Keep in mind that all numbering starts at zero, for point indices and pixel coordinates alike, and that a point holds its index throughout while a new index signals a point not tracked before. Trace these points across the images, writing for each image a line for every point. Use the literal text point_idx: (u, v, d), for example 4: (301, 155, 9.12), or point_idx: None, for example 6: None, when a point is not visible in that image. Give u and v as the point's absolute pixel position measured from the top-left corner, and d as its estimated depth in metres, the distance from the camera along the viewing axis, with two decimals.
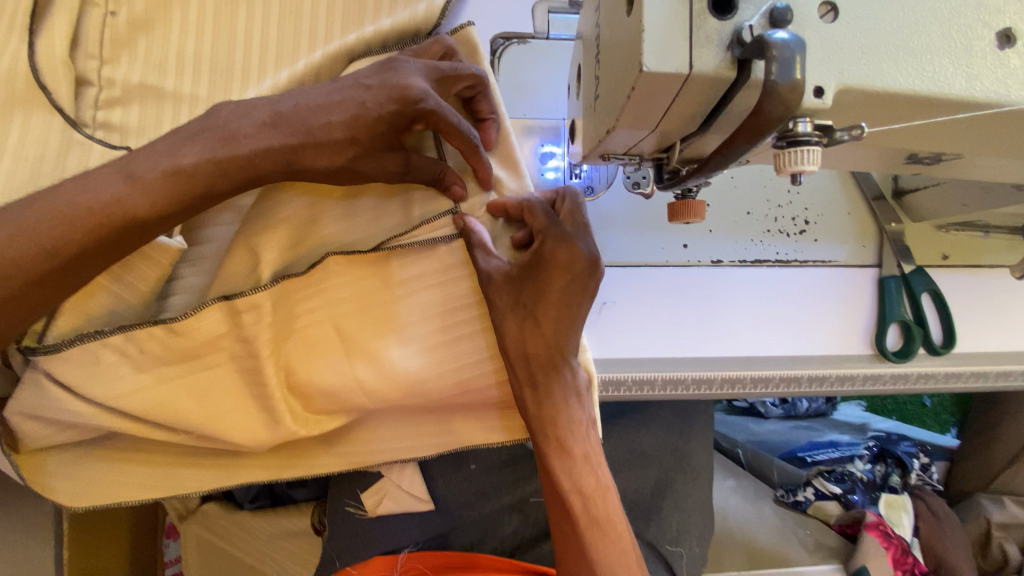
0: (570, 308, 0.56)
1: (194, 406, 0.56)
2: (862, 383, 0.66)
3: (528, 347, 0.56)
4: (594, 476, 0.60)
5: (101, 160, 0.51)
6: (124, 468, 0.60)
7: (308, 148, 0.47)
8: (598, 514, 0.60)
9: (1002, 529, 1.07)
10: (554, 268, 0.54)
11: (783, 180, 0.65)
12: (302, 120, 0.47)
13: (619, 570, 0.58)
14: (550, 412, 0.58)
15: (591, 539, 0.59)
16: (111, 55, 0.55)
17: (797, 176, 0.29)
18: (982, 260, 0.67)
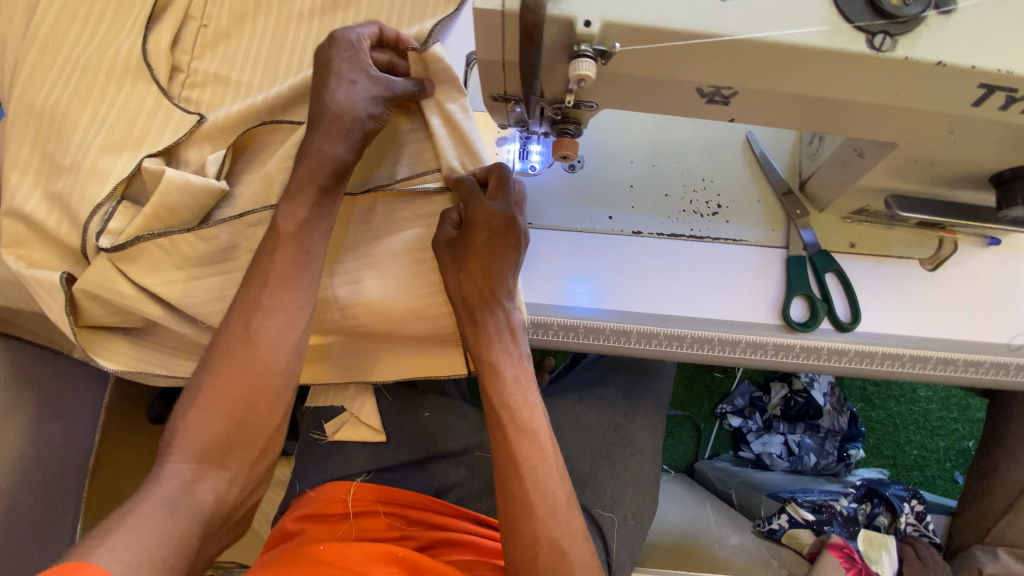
0: (494, 260, 0.68)
1: (201, 303, 0.71)
2: (773, 355, 0.71)
3: (463, 292, 0.68)
4: (524, 397, 0.68)
5: (178, 118, 0.74)
6: (147, 355, 0.76)
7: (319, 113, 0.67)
8: (525, 427, 0.67)
9: None
10: (476, 227, 0.67)
11: (700, 171, 0.77)
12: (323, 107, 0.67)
13: (543, 478, 0.65)
14: (484, 344, 0.68)
15: (519, 449, 0.66)
16: (199, 53, 0.79)
17: (580, 80, 0.43)
18: (891, 251, 0.74)
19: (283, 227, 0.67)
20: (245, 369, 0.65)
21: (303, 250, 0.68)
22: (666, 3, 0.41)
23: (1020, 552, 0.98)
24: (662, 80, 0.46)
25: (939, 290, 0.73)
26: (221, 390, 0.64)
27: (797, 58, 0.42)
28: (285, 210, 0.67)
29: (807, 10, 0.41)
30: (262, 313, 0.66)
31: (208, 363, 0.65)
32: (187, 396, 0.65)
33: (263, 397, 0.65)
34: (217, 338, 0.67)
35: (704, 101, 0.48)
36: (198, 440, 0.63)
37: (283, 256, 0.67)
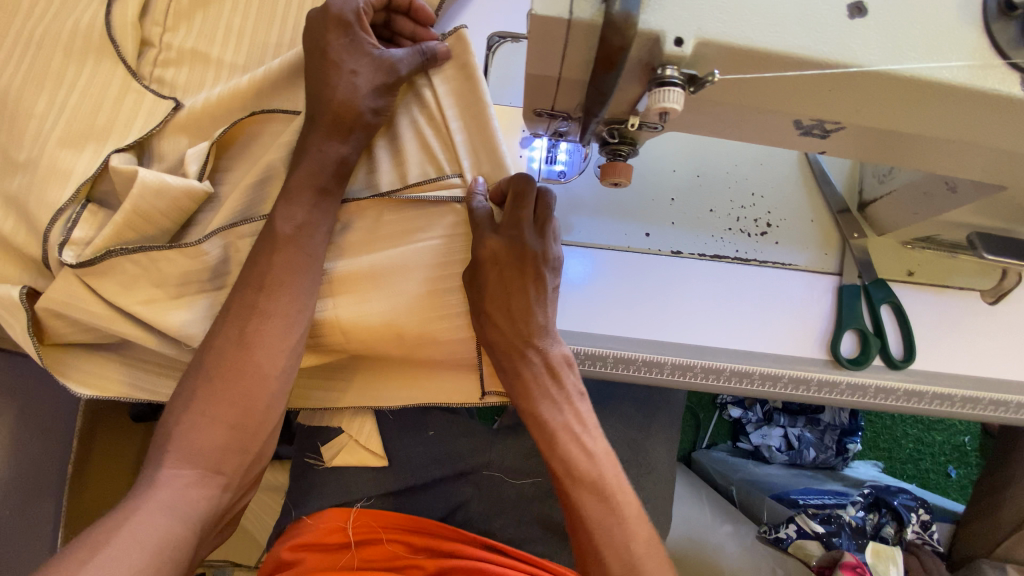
0: (517, 294, 0.61)
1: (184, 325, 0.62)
2: (816, 391, 0.65)
3: (489, 334, 0.61)
4: (575, 441, 0.62)
5: (151, 105, 0.63)
6: (127, 376, 0.68)
7: (312, 97, 0.59)
8: (580, 474, 0.61)
9: None
10: (485, 266, 0.60)
11: (748, 184, 0.69)
12: (315, 94, 0.59)
13: (610, 529, 0.60)
14: (519, 387, 0.62)
15: (581, 497, 0.61)
16: (173, 24, 0.67)
17: (663, 114, 0.34)
18: (952, 282, 0.68)
19: (281, 230, 0.58)
20: (242, 372, 0.56)
21: (299, 252, 0.59)
22: (777, 19, 0.32)
23: None
24: (753, 110, 0.37)
25: (999, 325, 0.67)
26: (220, 397, 0.56)
27: (932, 95, 0.34)
28: (282, 211, 0.59)
29: (952, 37, 0.33)
30: (258, 316, 0.58)
31: (198, 365, 0.57)
32: (178, 401, 0.57)
33: (261, 402, 0.57)
34: (209, 335, 0.58)
35: (798, 133, 0.40)
36: (193, 446, 0.55)
37: (282, 256, 0.58)
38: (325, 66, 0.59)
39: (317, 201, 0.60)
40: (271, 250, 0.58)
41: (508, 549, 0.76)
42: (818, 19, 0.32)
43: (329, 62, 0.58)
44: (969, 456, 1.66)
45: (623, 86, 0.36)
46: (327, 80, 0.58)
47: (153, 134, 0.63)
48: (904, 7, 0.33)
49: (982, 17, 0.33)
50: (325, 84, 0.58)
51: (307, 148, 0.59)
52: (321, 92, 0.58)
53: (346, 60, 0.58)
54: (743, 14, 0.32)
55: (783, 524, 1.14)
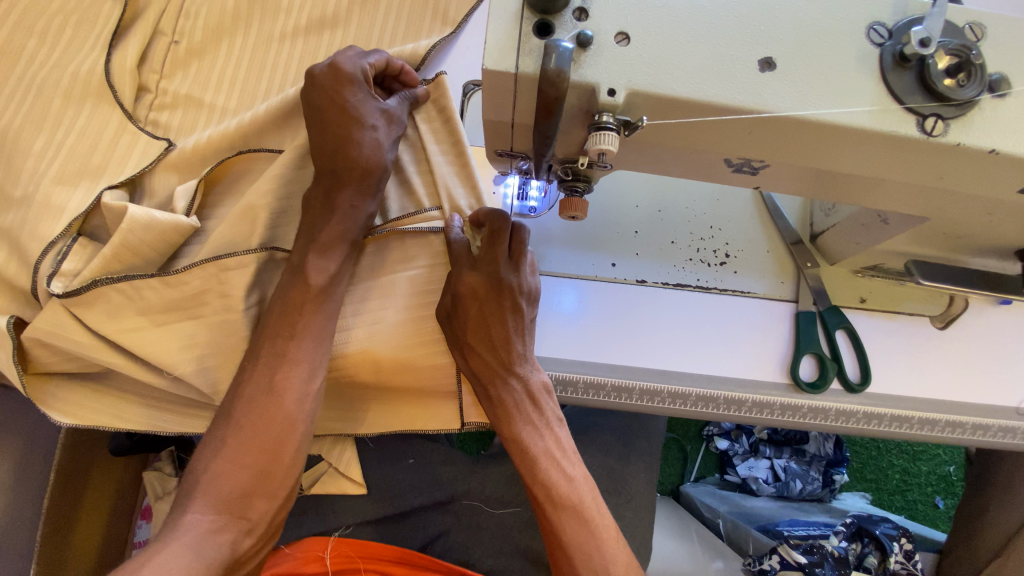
0: (494, 329, 0.63)
1: (165, 353, 0.64)
2: (780, 415, 0.68)
3: (471, 366, 0.64)
4: (558, 469, 0.63)
5: (145, 145, 0.67)
6: (107, 404, 0.69)
7: (334, 148, 0.61)
8: (560, 502, 0.62)
9: None
10: (463, 300, 0.62)
11: (707, 217, 0.74)
12: (339, 145, 0.60)
13: (595, 559, 0.61)
14: (503, 416, 0.63)
15: (563, 524, 0.62)
16: (169, 72, 0.72)
17: (600, 155, 0.38)
18: (902, 308, 0.71)
19: (314, 281, 0.61)
20: (270, 422, 0.59)
21: (331, 297, 0.62)
22: (696, 71, 0.37)
23: None
24: (687, 150, 0.42)
25: (950, 349, 0.71)
26: (246, 446, 0.58)
27: (841, 137, 0.38)
28: (314, 261, 0.61)
29: (853, 85, 0.37)
30: (285, 362, 0.60)
31: (227, 413, 0.60)
32: (207, 445, 0.59)
33: (289, 446, 0.60)
34: (236, 394, 0.60)
35: (731, 170, 0.44)
36: (219, 490, 0.57)
37: (311, 311, 0.61)
38: (351, 128, 0.60)
39: (344, 250, 0.63)
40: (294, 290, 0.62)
41: None
42: (731, 71, 0.37)
43: (354, 106, 0.60)
44: (955, 486, 1.66)
45: (570, 128, 0.40)
46: (351, 132, 0.60)
47: (145, 171, 0.67)
48: (809, 60, 0.37)
49: (879, 68, 0.38)
50: (349, 139, 0.60)
51: (337, 206, 0.62)
52: (346, 148, 0.60)
53: (366, 114, 0.61)
54: (667, 68, 0.37)
55: (767, 556, 1.13)
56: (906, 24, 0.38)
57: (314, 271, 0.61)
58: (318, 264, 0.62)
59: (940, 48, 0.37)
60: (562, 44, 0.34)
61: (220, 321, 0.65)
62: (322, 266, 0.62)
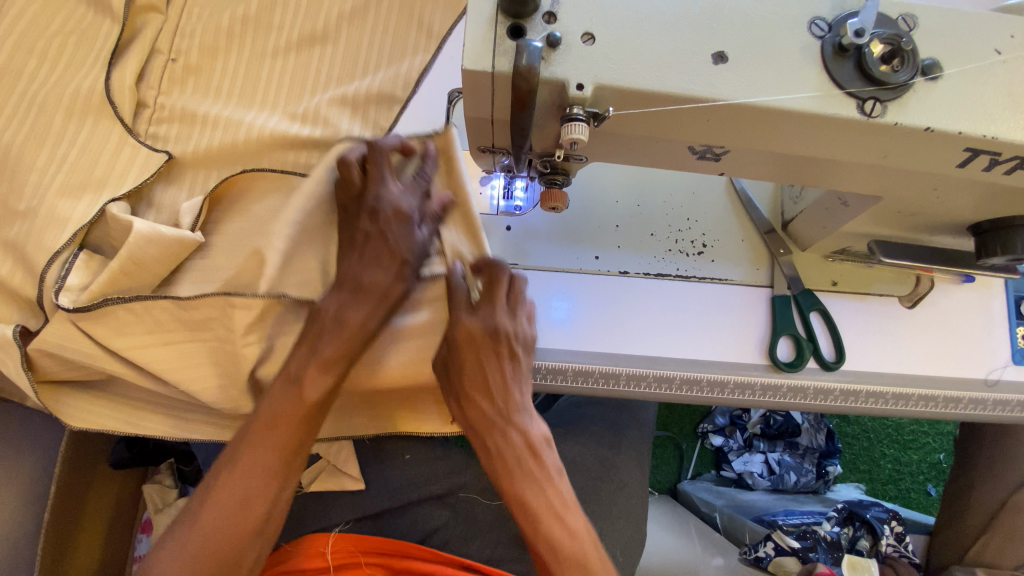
0: (486, 345, 0.66)
1: (170, 357, 0.67)
2: (762, 396, 0.71)
3: (461, 384, 0.66)
4: (544, 480, 0.65)
5: (145, 159, 0.71)
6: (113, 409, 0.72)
7: (367, 269, 0.64)
8: (547, 532, 0.63)
9: None
10: (454, 318, 0.66)
11: (684, 210, 0.78)
12: (372, 266, 0.64)
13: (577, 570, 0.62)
14: (493, 430, 0.65)
15: (550, 530, 0.63)
16: (167, 88, 0.75)
17: (573, 144, 0.41)
18: (871, 289, 0.75)
19: (309, 395, 0.62)
20: (234, 529, 0.60)
21: (322, 411, 0.64)
22: (656, 65, 0.40)
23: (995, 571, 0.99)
24: (653, 139, 0.45)
25: (919, 325, 0.74)
26: (201, 553, 0.59)
27: (792, 121, 0.42)
28: (313, 376, 0.62)
29: (799, 74, 0.41)
30: (261, 475, 0.61)
31: (194, 513, 0.61)
32: (169, 540, 0.60)
33: (247, 555, 0.62)
34: (227, 459, 0.62)
35: (695, 157, 0.48)
36: None
37: (294, 428, 0.63)
38: (386, 246, 0.64)
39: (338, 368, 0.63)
40: (287, 401, 0.62)
41: (483, 567, 0.76)
42: (688, 64, 0.41)
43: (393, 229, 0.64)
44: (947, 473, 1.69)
45: (547, 120, 0.44)
46: (384, 258, 0.64)
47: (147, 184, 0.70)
48: (759, 53, 0.41)
49: (821, 58, 0.42)
50: (381, 264, 0.64)
51: (342, 322, 0.63)
52: (376, 271, 0.64)
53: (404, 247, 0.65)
54: (631, 63, 0.40)
55: (762, 543, 1.16)
56: (843, 17, 0.42)
57: (308, 390, 0.62)
58: (314, 375, 0.62)
59: (874, 38, 0.41)
60: (532, 43, 0.37)
61: (220, 323, 0.67)
62: (313, 375, 0.62)
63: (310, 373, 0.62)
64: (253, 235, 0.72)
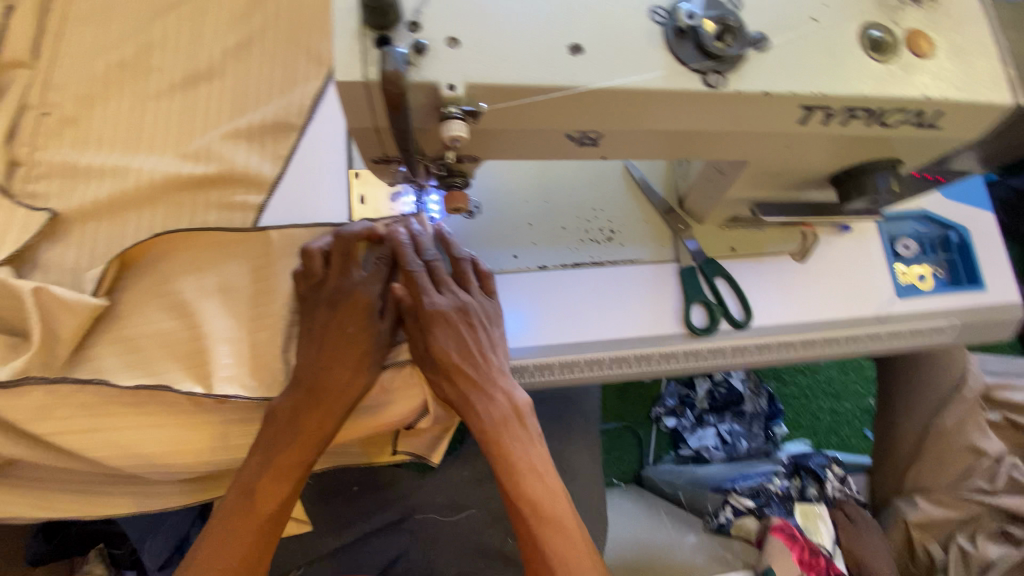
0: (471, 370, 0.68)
1: (80, 425, 0.63)
2: (686, 360, 0.77)
3: (451, 393, 0.68)
4: (539, 486, 0.67)
5: (23, 220, 0.68)
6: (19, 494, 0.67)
7: (317, 370, 0.65)
8: (548, 514, 0.66)
9: (921, 530, 1.16)
10: (432, 327, 0.67)
11: (588, 201, 0.82)
12: (324, 364, 0.65)
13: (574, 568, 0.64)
14: (492, 435, 0.68)
15: (545, 537, 0.66)
16: (43, 143, 0.72)
17: (455, 141, 0.43)
18: (766, 250, 0.82)
19: (263, 507, 0.64)
20: None
21: (276, 522, 0.67)
22: (519, 61, 0.43)
23: (933, 497, 1.16)
24: (531, 129, 0.48)
25: (814, 277, 0.82)
26: None
27: (646, 99, 0.46)
28: (263, 483, 0.64)
29: (645, 57, 0.46)
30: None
31: None
32: None
33: None
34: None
35: (575, 143, 0.51)
36: None
37: (249, 533, 0.64)
38: (344, 337, 0.66)
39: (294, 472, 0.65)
40: (242, 509, 0.64)
41: None
42: (546, 57, 0.44)
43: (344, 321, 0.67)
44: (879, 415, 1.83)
45: (429, 122, 0.46)
46: (338, 354, 0.66)
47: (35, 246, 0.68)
48: (608, 42, 0.45)
49: (665, 41, 0.46)
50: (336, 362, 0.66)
51: (297, 424, 0.64)
52: (326, 370, 0.65)
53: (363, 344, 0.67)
54: (494, 62, 0.43)
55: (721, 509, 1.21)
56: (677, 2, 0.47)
57: (263, 497, 0.64)
58: (268, 480, 0.64)
59: (704, 18, 0.46)
60: (395, 50, 0.39)
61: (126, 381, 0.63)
62: (264, 479, 0.64)
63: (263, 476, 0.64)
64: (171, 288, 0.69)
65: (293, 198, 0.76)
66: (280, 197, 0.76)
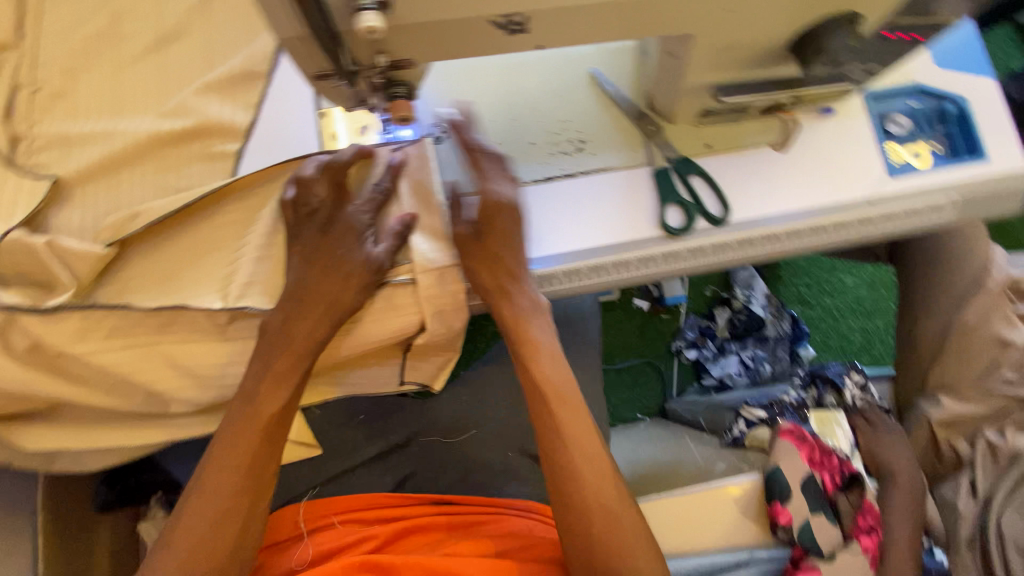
0: (507, 261, 0.74)
1: (119, 362, 0.73)
2: (663, 263, 0.77)
3: (484, 285, 0.74)
4: (559, 371, 0.75)
5: (31, 187, 0.73)
6: (70, 433, 0.76)
7: (317, 279, 0.73)
8: (565, 397, 0.74)
9: (946, 428, 1.13)
10: (489, 229, 0.74)
11: (556, 114, 0.81)
12: (317, 275, 0.73)
13: (581, 444, 0.72)
14: (523, 329, 0.75)
15: (562, 419, 0.73)
16: (37, 116, 0.76)
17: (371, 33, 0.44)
18: (744, 143, 0.80)
19: (268, 413, 0.73)
20: (227, 507, 0.71)
21: (279, 424, 0.75)
22: None
23: (957, 394, 1.12)
24: (452, 21, 0.48)
25: (795, 164, 0.79)
26: (193, 526, 0.70)
27: None
28: (261, 386, 0.73)
29: None
30: (235, 461, 0.72)
31: (194, 488, 0.72)
32: (178, 512, 0.72)
33: (234, 529, 0.71)
34: (200, 476, 0.73)
35: (504, 32, 0.51)
36: (178, 559, 0.69)
37: (261, 432, 0.73)
38: (335, 257, 0.73)
39: (296, 378, 0.74)
40: (250, 406, 0.72)
41: (452, 497, 0.84)
42: None
43: (341, 236, 0.74)
44: None
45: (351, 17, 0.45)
46: (333, 265, 0.73)
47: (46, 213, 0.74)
48: None
49: None
50: (328, 272, 0.73)
51: (291, 334, 0.72)
52: (320, 284, 0.73)
53: (352, 260, 0.73)
54: None
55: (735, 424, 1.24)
56: None
57: (265, 398, 0.73)
58: (273, 384, 0.73)
59: None
60: None
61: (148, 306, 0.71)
62: (265, 385, 0.73)
63: (270, 371, 0.73)
64: (198, 244, 0.76)
65: (268, 145, 0.81)
66: (256, 141, 0.81)
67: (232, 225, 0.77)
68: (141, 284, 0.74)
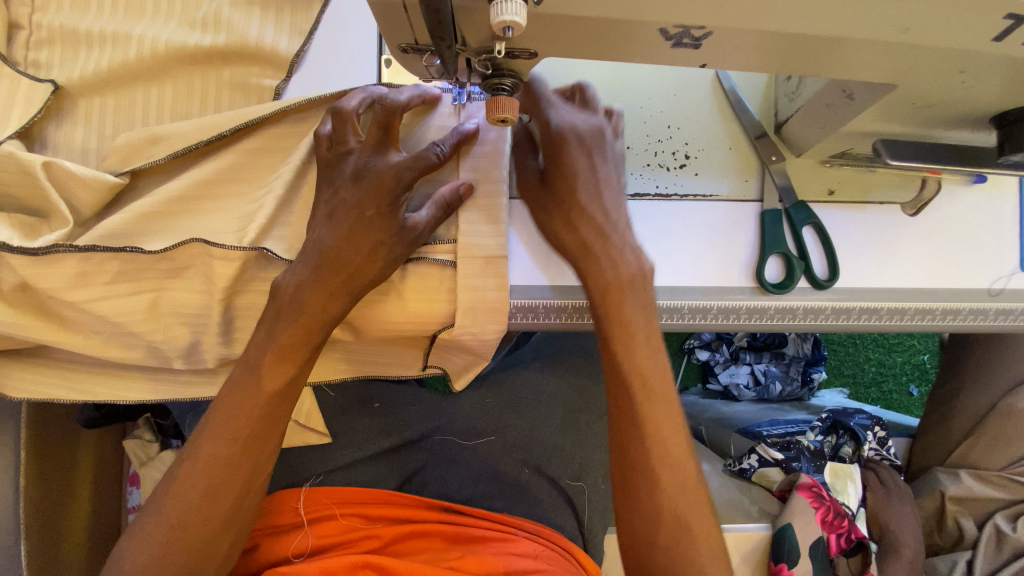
0: (595, 198, 0.61)
1: (111, 318, 0.62)
2: (746, 318, 0.65)
3: (577, 234, 0.60)
4: (654, 358, 0.59)
5: (26, 90, 0.60)
6: (57, 379, 0.69)
7: (339, 241, 0.59)
8: (655, 392, 0.59)
9: (957, 503, 1.02)
10: (562, 155, 0.60)
11: (664, 117, 0.68)
12: (339, 234, 0.59)
13: (672, 452, 0.58)
14: (616, 295, 0.59)
15: (651, 410, 0.58)
16: (41, 3, 0.63)
17: (507, 29, 0.34)
18: (871, 197, 0.68)
19: (269, 386, 0.61)
20: (220, 480, 0.60)
21: (286, 401, 0.63)
22: None
23: (983, 474, 1.01)
24: (610, 21, 0.37)
25: (919, 236, 0.68)
26: (183, 492, 0.59)
27: None
28: (262, 354, 0.60)
29: None
30: (232, 430, 0.60)
31: (181, 456, 0.61)
32: (162, 486, 0.61)
33: (227, 504, 0.60)
34: (190, 445, 0.61)
35: (669, 44, 0.40)
36: (163, 529, 0.59)
37: (260, 404, 0.61)
38: (365, 218, 0.59)
39: (306, 357, 0.62)
40: (254, 377, 0.61)
41: (464, 508, 0.78)
42: None
43: (376, 185, 0.59)
44: (930, 373, 1.66)
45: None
46: (360, 223, 0.59)
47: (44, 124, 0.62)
48: None
49: None
50: (353, 233, 0.59)
51: (301, 302, 0.59)
52: (341, 247, 0.59)
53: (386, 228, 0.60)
54: None
55: (746, 455, 1.18)
56: None
57: (269, 370, 0.61)
58: (280, 353, 0.60)
59: None
60: None
61: (158, 246, 0.61)
62: (270, 354, 0.60)
63: (281, 342, 0.60)
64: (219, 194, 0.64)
65: (325, 72, 0.68)
66: (298, 80, 0.67)
67: (258, 179, 0.65)
68: (148, 219, 0.62)
